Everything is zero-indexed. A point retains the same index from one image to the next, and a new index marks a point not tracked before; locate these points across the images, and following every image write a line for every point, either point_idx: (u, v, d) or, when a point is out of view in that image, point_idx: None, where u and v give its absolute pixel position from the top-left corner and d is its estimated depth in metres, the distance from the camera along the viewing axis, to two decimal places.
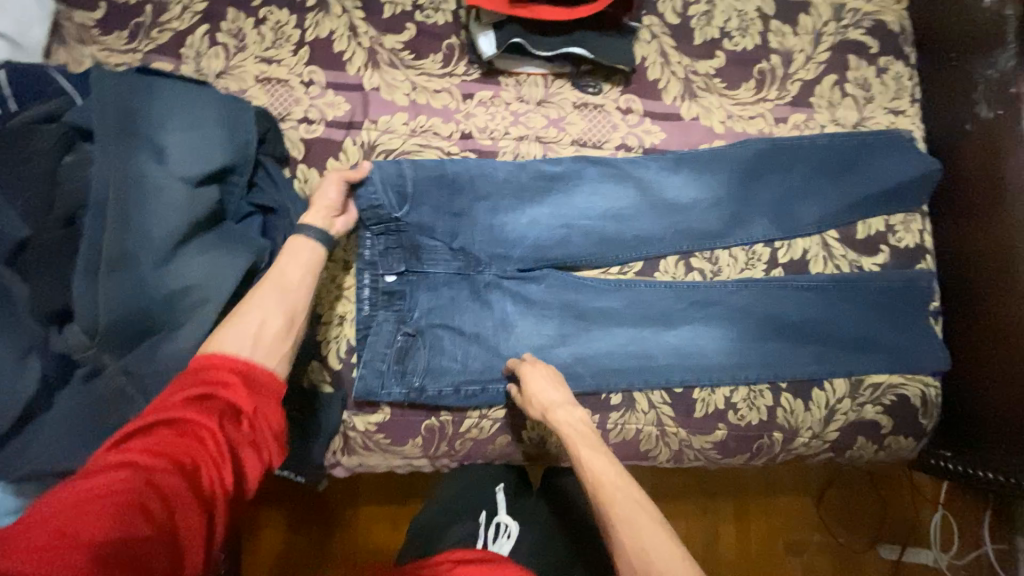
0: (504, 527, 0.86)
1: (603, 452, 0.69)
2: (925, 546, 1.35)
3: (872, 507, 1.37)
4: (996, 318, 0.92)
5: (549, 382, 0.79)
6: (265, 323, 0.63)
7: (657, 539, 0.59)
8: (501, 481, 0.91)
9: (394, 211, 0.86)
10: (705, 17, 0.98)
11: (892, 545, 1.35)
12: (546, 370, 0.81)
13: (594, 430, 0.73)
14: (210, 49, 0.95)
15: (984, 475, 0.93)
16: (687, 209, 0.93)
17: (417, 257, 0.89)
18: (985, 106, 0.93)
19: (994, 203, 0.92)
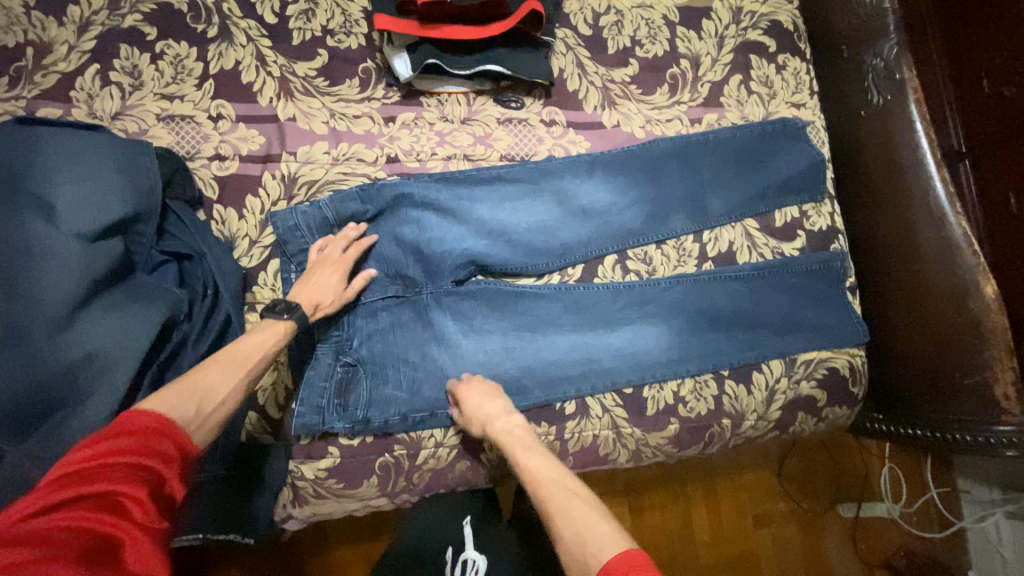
0: (472, 564, 0.82)
1: (540, 454, 0.74)
2: (879, 499, 1.44)
3: (827, 470, 1.45)
4: (907, 284, 0.99)
5: (489, 395, 0.82)
6: (220, 405, 0.62)
7: (590, 520, 0.61)
8: (471, 512, 0.89)
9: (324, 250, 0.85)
10: (616, 27, 1.01)
11: (849, 503, 1.43)
12: (483, 385, 0.84)
13: (533, 437, 0.78)
14: (104, 90, 0.88)
15: (910, 432, 1.01)
16: (609, 213, 0.96)
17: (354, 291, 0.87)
18: (875, 92, 1.01)
19: (893, 180, 1.00)
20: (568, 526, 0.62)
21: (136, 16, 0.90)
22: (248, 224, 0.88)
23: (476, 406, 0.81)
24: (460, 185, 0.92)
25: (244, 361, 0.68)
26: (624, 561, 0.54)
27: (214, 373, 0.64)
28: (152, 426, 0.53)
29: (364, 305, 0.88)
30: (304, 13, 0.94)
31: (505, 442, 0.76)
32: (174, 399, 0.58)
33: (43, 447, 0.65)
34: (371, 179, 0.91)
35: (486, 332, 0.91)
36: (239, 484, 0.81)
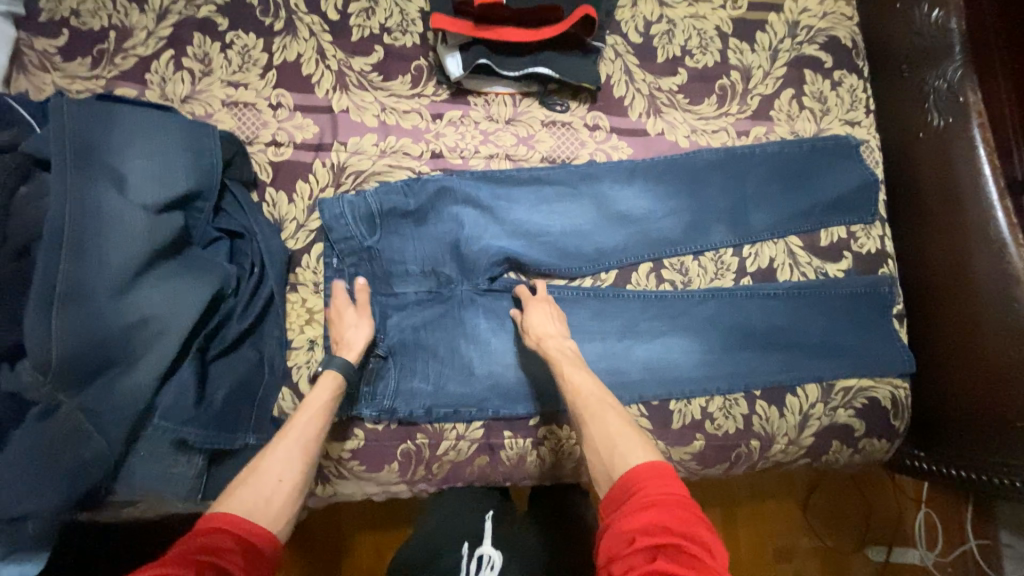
0: (488, 559, 0.78)
1: (586, 372, 0.76)
2: (911, 545, 1.37)
3: (857, 508, 1.38)
4: (966, 316, 0.93)
5: (547, 315, 0.85)
6: (280, 482, 0.63)
7: (619, 427, 0.66)
8: (489, 508, 0.91)
9: (366, 240, 0.88)
10: (667, 36, 1.01)
11: (879, 546, 1.36)
12: (545, 308, 0.86)
13: (580, 359, 0.79)
14: (176, 74, 0.94)
15: (948, 472, 0.97)
16: (647, 220, 0.95)
17: (386, 282, 0.90)
18: (936, 114, 0.98)
19: (950, 207, 0.96)
20: (598, 428, 0.66)
21: (211, 8, 0.97)
22: (297, 209, 0.92)
23: (532, 322, 0.84)
24: (500, 185, 0.94)
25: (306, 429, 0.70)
26: (645, 472, 0.58)
27: (278, 454, 0.66)
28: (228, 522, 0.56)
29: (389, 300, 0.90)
30: (364, 11, 0.98)
31: (553, 355, 0.79)
32: (243, 498, 0.59)
33: (96, 401, 0.70)
34: (415, 173, 0.94)
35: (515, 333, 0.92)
36: None
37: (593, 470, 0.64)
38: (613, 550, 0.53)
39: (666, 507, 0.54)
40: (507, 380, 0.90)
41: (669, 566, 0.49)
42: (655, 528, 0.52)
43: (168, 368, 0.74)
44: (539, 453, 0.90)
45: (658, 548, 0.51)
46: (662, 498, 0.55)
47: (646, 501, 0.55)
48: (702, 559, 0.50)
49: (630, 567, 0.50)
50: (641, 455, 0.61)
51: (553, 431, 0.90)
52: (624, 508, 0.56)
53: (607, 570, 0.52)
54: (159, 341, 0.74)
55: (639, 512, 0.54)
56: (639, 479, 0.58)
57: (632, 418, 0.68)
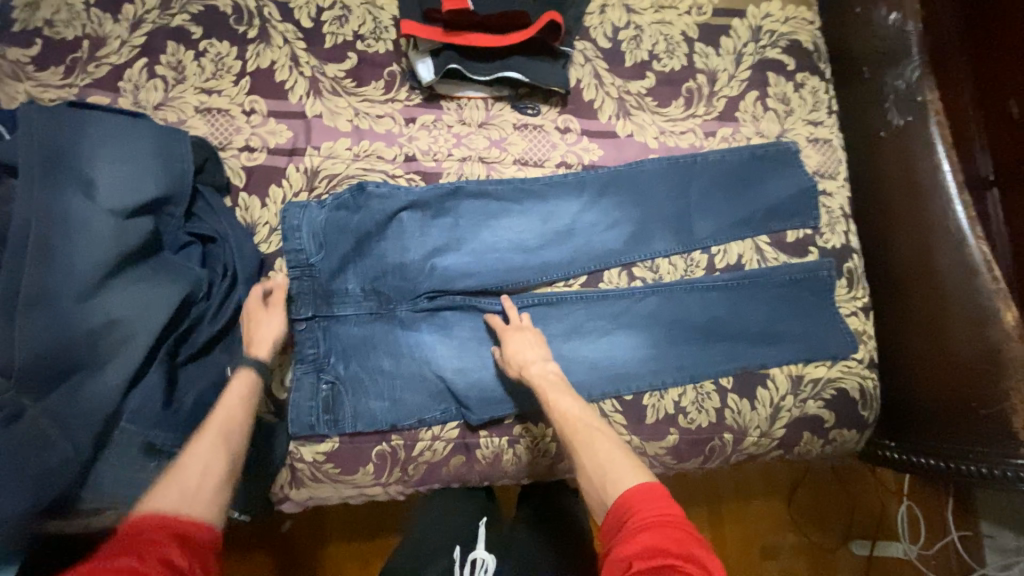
0: (481, 563, 0.83)
1: (572, 397, 0.76)
2: (894, 539, 1.38)
3: (841, 504, 1.39)
4: (933, 308, 0.96)
5: (529, 343, 0.84)
6: (204, 474, 0.64)
7: (611, 453, 0.66)
8: (483, 516, 0.93)
9: (312, 256, 0.88)
10: (634, 41, 1.04)
11: (863, 541, 1.37)
12: (526, 334, 0.86)
13: (565, 381, 0.79)
14: (149, 82, 0.95)
15: (924, 461, 0.99)
16: (589, 233, 0.97)
17: (327, 302, 0.88)
18: (896, 114, 1.01)
19: (914, 203, 0.99)
20: (591, 459, 0.67)
21: (185, 16, 0.98)
22: (269, 213, 0.92)
23: (518, 342, 0.84)
24: (449, 197, 0.94)
25: (235, 423, 0.71)
26: (636, 499, 0.59)
27: (202, 453, 0.66)
28: (148, 520, 0.56)
29: (337, 317, 0.89)
30: (337, 18, 1.00)
31: (537, 382, 0.79)
32: (166, 493, 0.60)
33: (61, 405, 0.69)
34: (389, 176, 0.95)
35: (490, 335, 0.93)
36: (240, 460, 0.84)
37: (594, 503, 0.65)
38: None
39: (659, 530, 0.55)
40: (457, 389, 0.88)
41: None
42: (648, 552, 0.53)
43: (137, 371, 0.74)
44: (515, 451, 0.90)
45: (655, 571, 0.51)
46: (657, 518, 0.57)
47: (639, 527, 0.56)
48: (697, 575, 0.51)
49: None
50: (632, 480, 0.62)
51: (528, 429, 0.90)
52: (620, 540, 0.57)
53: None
54: (128, 344, 0.74)
55: (634, 542, 0.55)
56: (632, 501, 0.59)
57: (622, 441, 0.69)
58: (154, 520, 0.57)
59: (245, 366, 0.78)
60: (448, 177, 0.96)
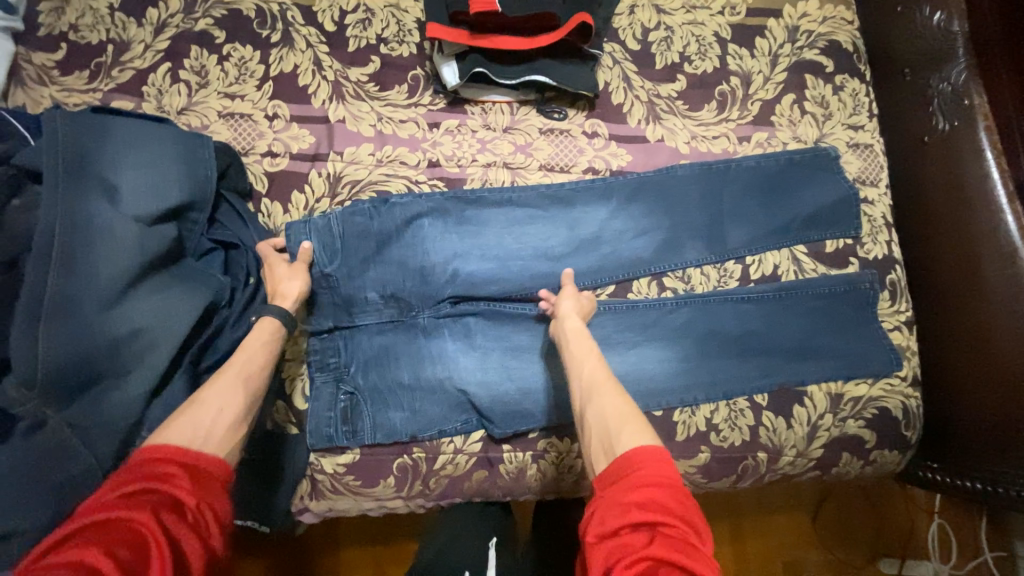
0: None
1: (595, 358, 0.73)
2: (925, 557, 1.32)
3: (870, 521, 1.34)
4: (985, 320, 0.90)
5: (574, 301, 0.82)
6: (221, 411, 0.62)
7: (619, 409, 0.63)
8: (495, 535, 0.91)
9: (324, 264, 0.86)
10: (665, 43, 1.00)
11: (891, 559, 1.31)
12: (575, 295, 0.83)
13: (590, 339, 0.76)
14: (172, 86, 0.95)
15: (968, 485, 0.94)
16: (619, 241, 0.93)
17: (348, 311, 0.87)
18: (941, 119, 0.98)
19: (961, 211, 0.94)
20: (599, 413, 0.64)
21: (208, 21, 0.98)
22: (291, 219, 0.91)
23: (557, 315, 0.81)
24: (470, 205, 0.92)
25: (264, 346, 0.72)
26: (642, 457, 0.56)
27: (218, 390, 0.65)
28: (164, 450, 0.55)
29: (359, 327, 0.88)
30: (360, 21, 0.98)
31: (563, 337, 0.77)
32: (179, 427, 0.58)
33: (83, 415, 0.68)
34: (412, 182, 0.93)
35: (515, 346, 0.89)
36: (261, 473, 0.82)
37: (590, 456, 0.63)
38: (606, 527, 0.52)
39: (665, 489, 0.53)
40: (480, 403, 0.85)
41: (664, 549, 0.49)
42: (652, 506, 0.52)
43: (160, 380, 0.73)
44: (540, 466, 0.87)
45: (654, 527, 0.51)
46: (662, 478, 0.55)
47: (641, 483, 0.54)
48: (695, 541, 0.51)
49: (627, 545, 0.50)
50: (634, 437, 0.59)
51: (554, 444, 0.87)
52: (615, 489, 0.55)
53: (601, 546, 0.52)
54: (149, 354, 0.73)
55: (635, 497, 0.53)
56: (638, 456, 0.56)
57: (633, 398, 0.65)
58: (163, 455, 0.55)
59: (268, 315, 0.75)
60: (473, 183, 0.94)
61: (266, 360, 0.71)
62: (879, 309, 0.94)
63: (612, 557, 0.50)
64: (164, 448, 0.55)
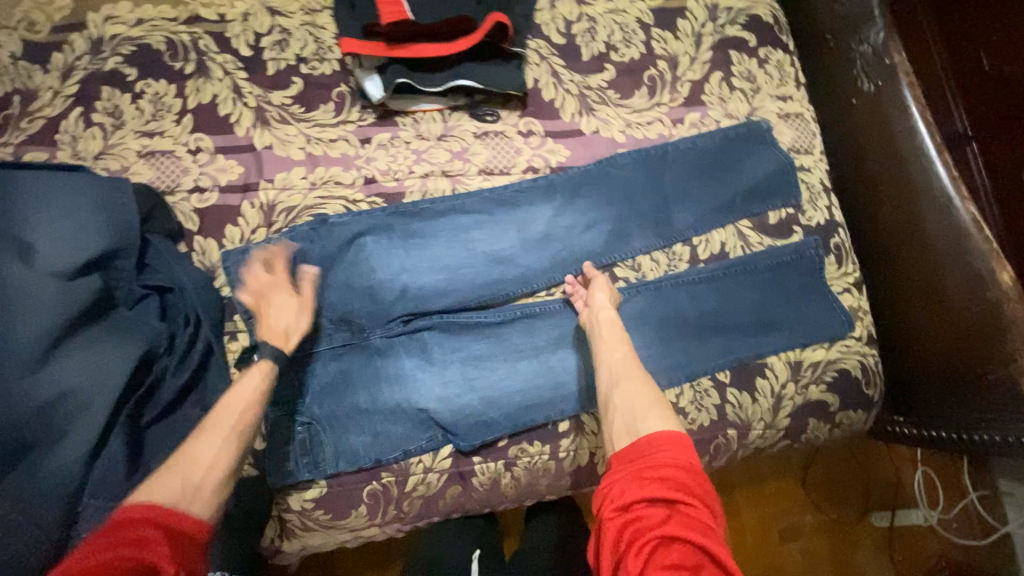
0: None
1: (625, 348, 0.77)
2: (913, 506, 1.34)
3: (857, 477, 1.36)
4: (930, 272, 0.92)
5: (604, 293, 0.85)
6: (213, 467, 0.59)
7: (646, 398, 0.68)
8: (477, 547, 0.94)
9: None
10: (589, 34, 1.00)
11: (882, 511, 1.34)
12: (602, 286, 0.86)
13: (623, 331, 0.80)
14: (87, 131, 0.91)
15: (938, 435, 0.97)
16: (567, 237, 0.93)
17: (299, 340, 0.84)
18: (866, 80, 0.99)
19: (896, 171, 0.96)
20: (624, 399, 0.69)
21: (118, 59, 0.94)
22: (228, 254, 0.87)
23: (590, 307, 0.84)
24: (413, 219, 0.90)
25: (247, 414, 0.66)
26: (664, 442, 0.61)
27: (203, 443, 0.61)
28: (143, 514, 0.51)
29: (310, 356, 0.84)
30: (277, 43, 0.95)
31: (592, 328, 0.82)
32: (161, 483, 0.55)
33: (15, 487, 0.64)
34: (349, 202, 0.91)
35: (474, 355, 0.87)
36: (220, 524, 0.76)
37: (608, 433, 0.68)
38: (625, 501, 0.57)
39: (684, 471, 0.58)
40: (442, 419, 0.83)
41: (679, 527, 0.53)
42: (671, 484, 0.57)
43: (98, 442, 0.69)
44: (513, 473, 0.85)
45: (672, 504, 0.55)
46: (682, 460, 0.59)
47: (660, 465, 0.59)
48: (709, 522, 0.55)
49: (646, 519, 0.55)
50: (656, 423, 0.64)
51: (524, 449, 0.86)
52: (636, 467, 0.60)
53: (619, 518, 0.56)
54: (81, 415, 0.69)
55: (654, 477, 0.58)
56: (658, 439, 0.61)
57: (660, 391, 0.70)
58: (140, 519, 0.51)
59: (269, 350, 0.74)
60: (412, 195, 0.92)
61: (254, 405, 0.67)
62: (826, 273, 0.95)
63: (629, 529, 0.55)
64: (138, 509, 0.52)
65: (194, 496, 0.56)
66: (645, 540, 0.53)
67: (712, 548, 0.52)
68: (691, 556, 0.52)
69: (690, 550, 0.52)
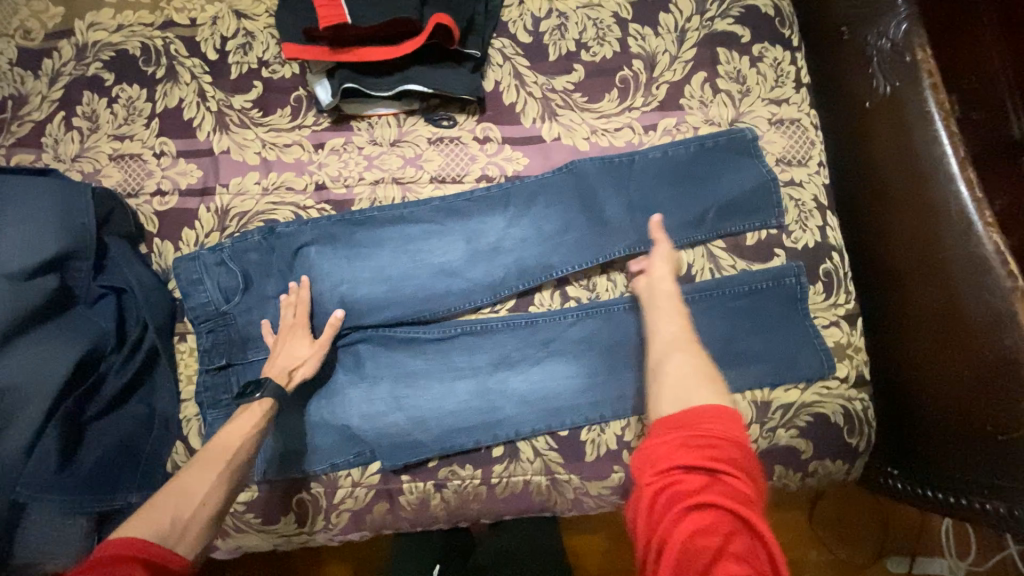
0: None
1: (677, 320, 0.68)
2: (938, 555, 1.19)
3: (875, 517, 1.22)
4: (947, 308, 0.78)
5: (664, 255, 0.78)
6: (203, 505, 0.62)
7: (701, 366, 0.58)
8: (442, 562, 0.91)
9: (221, 304, 0.86)
10: (558, 31, 0.92)
11: (900, 557, 1.19)
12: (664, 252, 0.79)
13: (681, 305, 0.71)
14: (68, 134, 0.95)
15: (931, 495, 0.83)
16: (519, 249, 0.87)
17: (242, 348, 0.86)
18: (881, 80, 0.85)
19: (913, 187, 0.81)
20: (676, 368, 0.58)
21: (99, 65, 0.97)
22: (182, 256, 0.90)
23: (650, 275, 0.77)
24: (359, 227, 0.88)
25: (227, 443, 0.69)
26: (719, 414, 0.50)
27: (195, 475, 0.65)
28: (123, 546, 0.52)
29: (252, 363, 0.87)
30: (241, 46, 0.95)
31: (647, 293, 0.75)
32: (150, 517, 0.57)
33: None
34: (299, 208, 0.90)
35: (408, 372, 0.86)
36: None
37: (655, 396, 0.57)
38: (666, 465, 0.48)
39: (731, 438, 0.49)
40: (365, 437, 0.83)
41: (723, 500, 0.45)
42: (713, 451, 0.47)
43: (35, 436, 0.73)
44: (443, 496, 0.83)
45: (713, 472, 0.46)
46: (727, 426, 0.49)
47: (712, 436, 0.49)
48: (756, 499, 0.47)
49: (683, 487, 0.46)
50: (710, 396, 0.53)
51: (455, 472, 0.83)
52: (677, 428, 0.50)
53: (656, 483, 0.48)
54: (23, 410, 0.73)
55: (695, 441, 0.48)
56: (704, 407, 0.51)
57: (716, 366, 0.59)
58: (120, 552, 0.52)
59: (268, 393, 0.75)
60: (361, 203, 0.90)
61: (246, 441, 0.70)
62: (806, 305, 0.84)
63: (662, 497, 0.46)
64: (121, 542, 0.53)
65: (182, 531, 0.59)
66: (680, 511, 0.45)
67: (759, 525, 0.44)
68: (728, 528, 0.43)
69: (730, 525, 0.44)
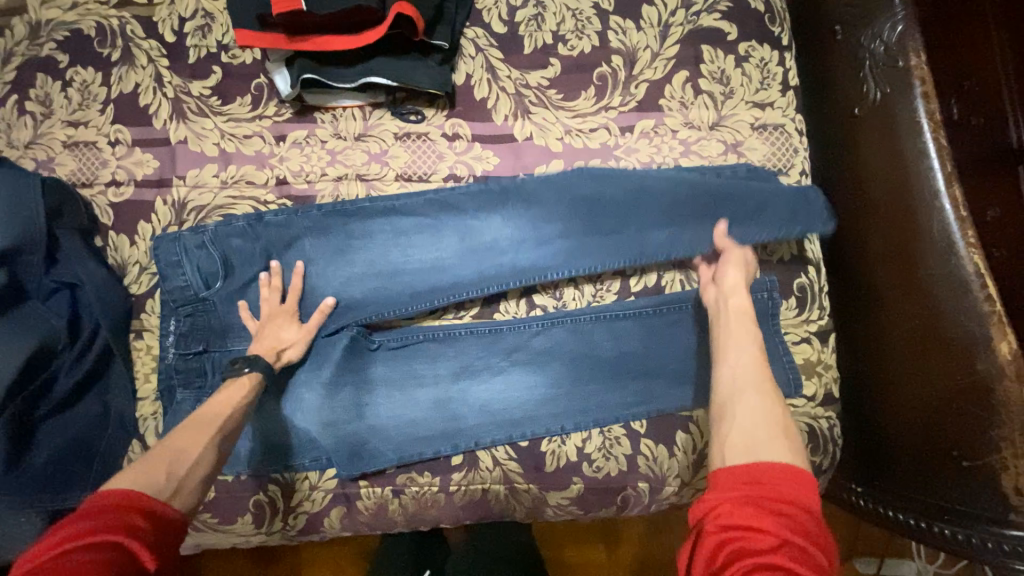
0: None
1: (754, 349, 0.69)
2: (907, 557, 1.15)
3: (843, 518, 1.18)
4: (923, 328, 0.74)
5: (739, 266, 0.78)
6: (196, 465, 0.57)
7: (772, 417, 0.59)
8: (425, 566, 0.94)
9: (201, 289, 0.81)
10: (535, 21, 0.87)
11: (868, 558, 1.16)
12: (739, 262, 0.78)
13: (754, 327, 0.72)
14: (19, 119, 0.90)
15: (889, 514, 0.80)
16: (513, 250, 0.82)
17: (221, 335, 0.83)
18: (872, 85, 0.79)
19: (896, 198, 0.76)
20: (746, 414, 0.60)
21: (52, 45, 0.92)
22: (139, 251, 0.88)
23: (721, 289, 0.77)
24: (351, 219, 0.83)
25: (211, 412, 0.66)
26: (785, 473, 0.51)
27: (183, 437, 0.60)
28: (116, 498, 0.48)
29: (231, 351, 0.84)
30: (200, 28, 0.90)
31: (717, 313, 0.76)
32: (143, 472, 0.52)
33: None
34: (259, 203, 0.87)
35: (367, 379, 0.83)
36: None
37: (721, 435, 0.59)
38: (733, 518, 0.48)
39: (804, 511, 0.48)
40: (322, 443, 0.81)
41: (792, 560, 0.44)
42: (785, 520, 0.47)
43: None
44: (400, 501, 0.82)
45: (783, 538, 0.45)
46: (801, 502, 0.49)
47: (780, 498, 0.49)
48: (826, 568, 0.45)
49: (754, 543, 0.45)
50: (781, 452, 0.54)
51: (413, 479, 0.82)
52: (748, 490, 0.50)
53: (719, 535, 0.47)
54: None
55: (771, 507, 0.48)
56: (772, 467, 0.51)
57: (789, 416, 0.59)
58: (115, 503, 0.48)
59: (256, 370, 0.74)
60: (323, 200, 0.86)
61: (235, 411, 0.67)
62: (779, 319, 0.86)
63: (727, 549, 0.45)
64: (114, 493, 0.49)
65: (179, 484, 0.54)
66: (748, 564, 0.43)
67: None
68: None
69: None
